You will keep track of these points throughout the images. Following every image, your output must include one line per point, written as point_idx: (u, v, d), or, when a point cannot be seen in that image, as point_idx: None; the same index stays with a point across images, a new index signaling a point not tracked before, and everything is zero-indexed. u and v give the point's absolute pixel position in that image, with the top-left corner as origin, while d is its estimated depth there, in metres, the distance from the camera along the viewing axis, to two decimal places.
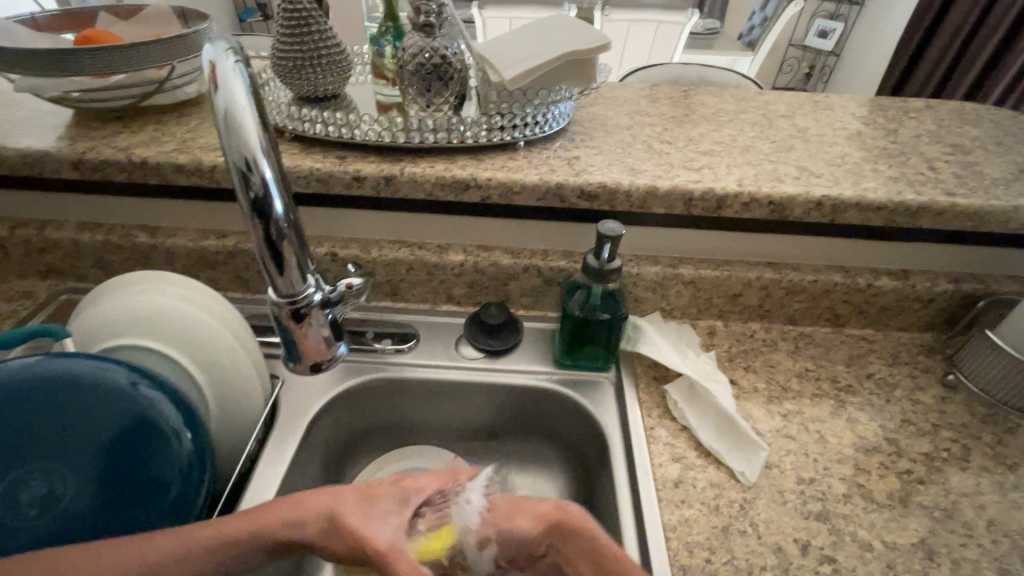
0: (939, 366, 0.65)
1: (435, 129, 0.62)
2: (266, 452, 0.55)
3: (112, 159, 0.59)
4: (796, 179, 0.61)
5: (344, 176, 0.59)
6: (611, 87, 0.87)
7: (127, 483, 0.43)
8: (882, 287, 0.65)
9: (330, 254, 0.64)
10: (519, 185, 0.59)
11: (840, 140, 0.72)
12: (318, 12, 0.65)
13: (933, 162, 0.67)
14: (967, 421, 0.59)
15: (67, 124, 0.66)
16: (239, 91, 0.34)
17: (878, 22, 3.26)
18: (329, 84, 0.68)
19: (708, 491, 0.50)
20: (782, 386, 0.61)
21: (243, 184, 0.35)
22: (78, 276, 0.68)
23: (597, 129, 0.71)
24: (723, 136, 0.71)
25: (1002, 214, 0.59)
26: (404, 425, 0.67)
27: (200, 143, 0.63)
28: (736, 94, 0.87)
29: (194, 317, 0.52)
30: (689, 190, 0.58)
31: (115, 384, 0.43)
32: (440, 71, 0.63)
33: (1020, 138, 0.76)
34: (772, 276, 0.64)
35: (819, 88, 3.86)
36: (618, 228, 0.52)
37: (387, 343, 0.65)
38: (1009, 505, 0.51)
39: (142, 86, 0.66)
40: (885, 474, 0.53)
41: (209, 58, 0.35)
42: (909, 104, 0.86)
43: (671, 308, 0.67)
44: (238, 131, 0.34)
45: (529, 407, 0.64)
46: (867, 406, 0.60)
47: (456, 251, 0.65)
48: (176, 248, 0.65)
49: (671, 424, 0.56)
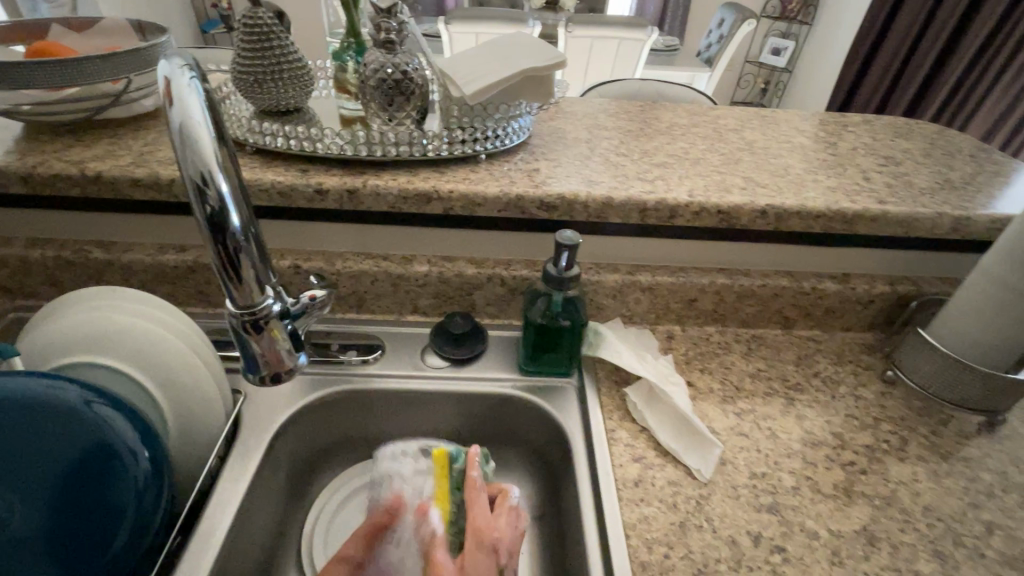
0: (879, 363, 0.69)
1: (397, 143, 0.63)
2: (228, 468, 0.54)
3: (64, 174, 0.58)
4: (743, 190, 0.64)
5: (307, 189, 0.59)
6: (571, 102, 0.90)
7: (80, 506, 0.43)
8: (825, 290, 0.69)
9: (293, 267, 0.64)
10: (481, 196, 0.60)
11: (784, 153, 0.76)
12: (279, 27, 0.66)
13: (868, 173, 0.72)
14: (904, 414, 0.63)
15: (15, 137, 0.65)
16: (195, 108, 0.35)
17: (826, 41, 3.45)
18: (291, 98, 0.69)
19: (666, 489, 0.52)
20: (736, 386, 0.64)
21: (199, 199, 0.35)
22: (28, 294, 0.66)
23: (556, 143, 0.74)
24: (676, 149, 0.75)
25: (928, 220, 0.64)
26: (371, 437, 0.67)
27: (157, 157, 0.62)
28: (690, 108, 0.92)
29: (152, 334, 0.52)
30: (643, 200, 0.61)
31: (65, 403, 0.42)
32: (402, 87, 0.64)
33: (945, 150, 0.82)
34: (724, 281, 0.68)
35: (774, 104, 4.04)
36: (575, 237, 0.54)
37: (352, 354, 0.65)
38: (942, 491, 0.54)
39: (97, 101, 0.65)
40: (831, 466, 0.56)
41: (163, 75, 0.35)
42: (848, 118, 0.92)
43: (631, 314, 0.70)
44: (194, 146, 0.35)
45: (495, 414, 0.65)
46: (815, 403, 0.63)
47: (421, 262, 0.66)
48: (132, 263, 0.64)
49: (631, 426, 0.58)
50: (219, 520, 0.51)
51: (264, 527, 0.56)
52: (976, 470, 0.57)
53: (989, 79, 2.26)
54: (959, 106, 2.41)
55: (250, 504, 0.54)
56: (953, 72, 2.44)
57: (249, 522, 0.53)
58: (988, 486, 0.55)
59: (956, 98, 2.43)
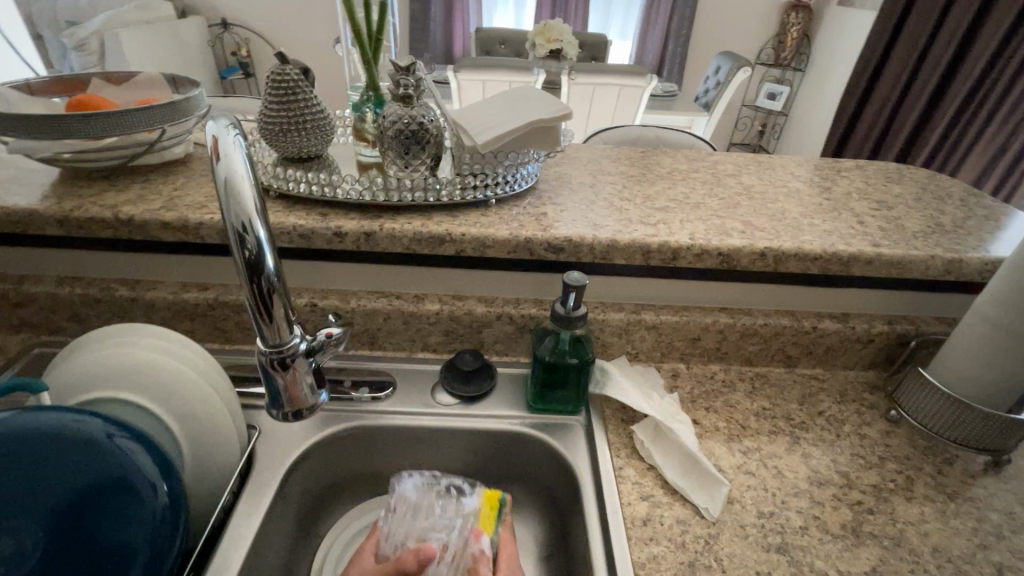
0: (882, 402, 0.70)
1: (413, 189, 0.67)
2: (241, 503, 0.55)
3: (99, 217, 0.61)
4: (742, 233, 0.67)
5: (326, 232, 0.62)
6: (575, 147, 0.95)
7: (95, 541, 0.43)
8: (825, 329, 0.71)
9: (310, 305, 0.67)
10: (492, 239, 0.63)
11: (780, 197, 0.79)
12: (304, 81, 0.71)
13: (862, 217, 0.75)
14: (909, 453, 0.63)
15: (53, 182, 0.68)
16: (238, 162, 0.38)
17: (819, 87, 3.59)
18: (312, 146, 0.73)
19: (674, 528, 0.53)
20: (741, 424, 0.65)
21: (238, 244, 0.38)
22: (53, 330, 0.69)
23: (562, 187, 0.78)
24: (677, 193, 0.78)
25: (922, 263, 0.66)
26: (381, 474, 0.68)
27: (186, 202, 0.65)
28: (689, 154, 0.96)
29: (172, 368, 0.54)
30: (647, 243, 0.64)
31: (89, 435, 0.44)
32: (418, 136, 0.68)
33: (936, 195, 0.86)
34: (727, 320, 0.70)
35: (771, 146, 4.16)
36: (582, 278, 0.56)
37: (364, 391, 0.66)
38: (951, 531, 0.55)
39: (132, 149, 0.69)
40: (838, 505, 0.56)
41: (210, 132, 0.39)
42: (841, 163, 0.96)
43: (636, 352, 0.71)
44: (236, 198, 0.38)
45: (504, 451, 0.66)
46: (820, 441, 0.64)
47: (432, 300, 0.69)
48: (156, 301, 0.66)
49: (638, 463, 0.59)
50: (232, 555, 0.51)
51: (273, 564, 0.56)
52: (984, 510, 0.57)
53: (978, 124, 2.33)
54: (951, 149, 2.48)
55: (263, 539, 0.54)
56: (943, 117, 2.52)
57: (260, 558, 0.54)
58: (997, 527, 0.55)
59: (946, 142, 2.51)
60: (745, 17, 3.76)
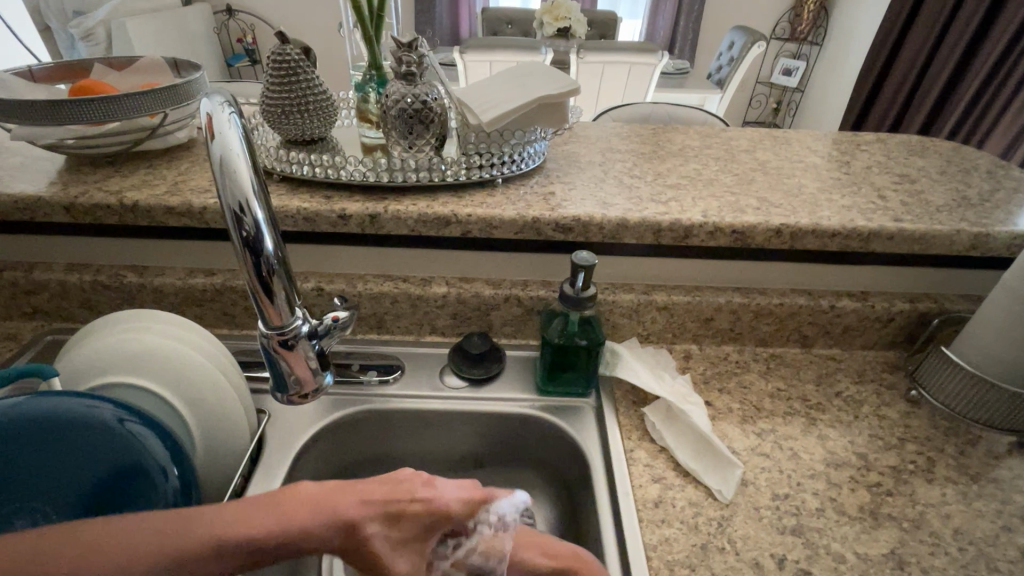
0: (902, 382, 0.68)
1: (417, 169, 0.65)
2: (253, 486, 0.55)
3: (103, 203, 0.61)
4: (757, 210, 0.65)
5: (330, 215, 0.61)
6: (584, 125, 0.93)
7: (109, 522, 0.44)
8: (844, 308, 0.68)
9: (316, 289, 0.66)
10: (498, 219, 0.62)
11: (797, 173, 0.77)
12: (305, 61, 0.69)
13: (883, 191, 0.72)
14: (930, 434, 0.62)
15: (59, 169, 0.68)
16: (234, 140, 0.37)
17: (837, 61, 3.47)
18: (316, 128, 0.72)
19: (687, 510, 0.52)
20: (755, 406, 0.64)
21: (236, 225, 0.38)
22: (65, 317, 0.69)
23: (570, 166, 0.76)
24: (689, 170, 0.76)
25: (945, 238, 0.64)
26: (392, 457, 0.68)
27: (190, 187, 0.65)
28: (701, 130, 0.93)
29: (181, 354, 0.54)
30: (658, 221, 0.62)
31: (101, 420, 0.43)
32: (421, 115, 0.67)
33: (962, 168, 0.82)
34: (740, 300, 0.68)
35: (786, 123, 4.06)
36: (590, 258, 0.55)
37: (372, 375, 0.66)
38: (973, 514, 0.53)
39: (135, 135, 0.68)
40: (856, 487, 0.55)
41: (205, 110, 0.38)
42: (860, 137, 0.93)
43: (647, 334, 0.70)
44: (232, 177, 0.37)
45: (514, 434, 0.65)
46: (837, 422, 0.62)
47: (439, 283, 0.68)
48: (164, 287, 0.66)
49: (649, 445, 0.58)
50: None
51: None
52: (1008, 492, 0.55)
53: (1005, 95, 2.24)
54: (975, 124, 2.39)
55: None
56: (968, 90, 2.42)
57: None
58: (1022, 509, 0.54)
59: (970, 116, 2.42)
60: None
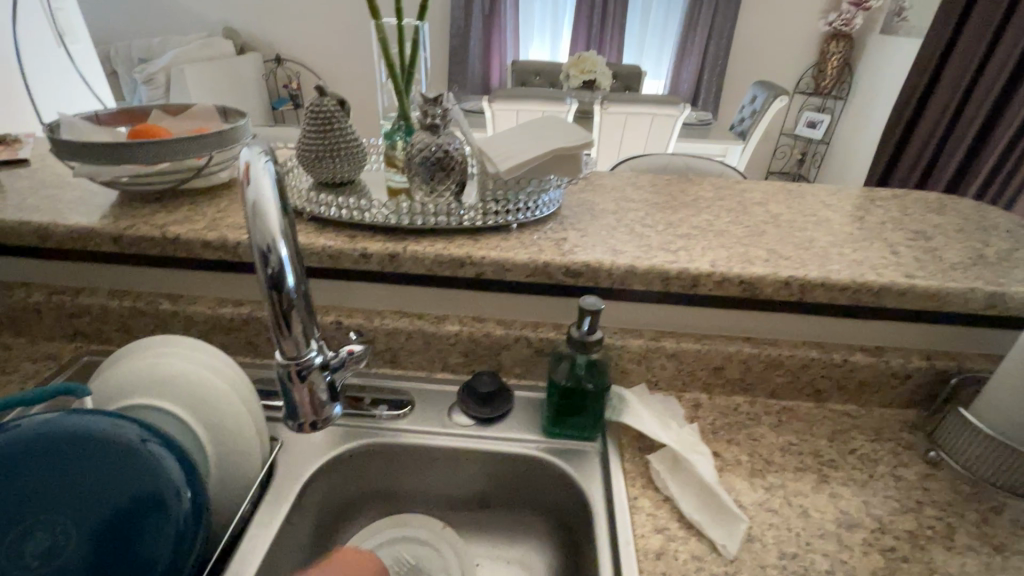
0: (921, 443, 0.66)
1: (436, 214, 0.70)
2: (260, 512, 0.57)
3: (148, 236, 0.66)
4: (766, 261, 0.66)
5: (353, 253, 0.65)
6: (600, 174, 0.96)
7: (121, 541, 0.45)
8: (857, 363, 0.68)
9: (335, 322, 0.69)
10: (511, 262, 0.64)
11: (809, 226, 0.78)
12: (341, 113, 0.75)
13: (896, 247, 0.72)
14: (951, 499, 0.59)
15: (112, 203, 0.75)
16: (267, 187, 0.41)
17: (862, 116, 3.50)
18: (345, 172, 0.77)
19: (689, 564, 0.51)
20: (765, 459, 0.63)
21: (262, 262, 0.41)
22: (103, 340, 0.74)
23: (584, 214, 0.78)
24: (701, 221, 0.78)
25: (960, 295, 0.63)
26: (398, 493, 0.69)
27: (227, 223, 0.70)
28: (716, 182, 0.96)
29: (203, 379, 0.56)
30: (666, 269, 0.64)
31: (124, 440, 0.46)
32: (444, 163, 0.71)
33: (981, 226, 0.82)
34: (750, 350, 0.68)
35: (812, 174, 4.07)
36: (598, 302, 0.57)
37: (383, 409, 0.68)
38: None
39: (181, 174, 0.74)
40: (869, 551, 0.53)
41: (244, 158, 0.42)
42: (876, 192, 0.93)
43: (656, 380, 0.70)
44: (263, 219, 0.41)
45: (519, 476, 0.65)
46: (850, 481, 0.61)
47: (453, 321, 0.70)
48: (195, 315, 0.70)
49: (654, 494, 0.58)
50: (246, 564, 0.52)
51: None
52: None
53: None
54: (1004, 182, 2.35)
55: (278, 551, 0.56)
56: (995, 148, 2.40)
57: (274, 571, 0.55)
58: None
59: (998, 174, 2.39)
60: (784, 46, 3.74)
